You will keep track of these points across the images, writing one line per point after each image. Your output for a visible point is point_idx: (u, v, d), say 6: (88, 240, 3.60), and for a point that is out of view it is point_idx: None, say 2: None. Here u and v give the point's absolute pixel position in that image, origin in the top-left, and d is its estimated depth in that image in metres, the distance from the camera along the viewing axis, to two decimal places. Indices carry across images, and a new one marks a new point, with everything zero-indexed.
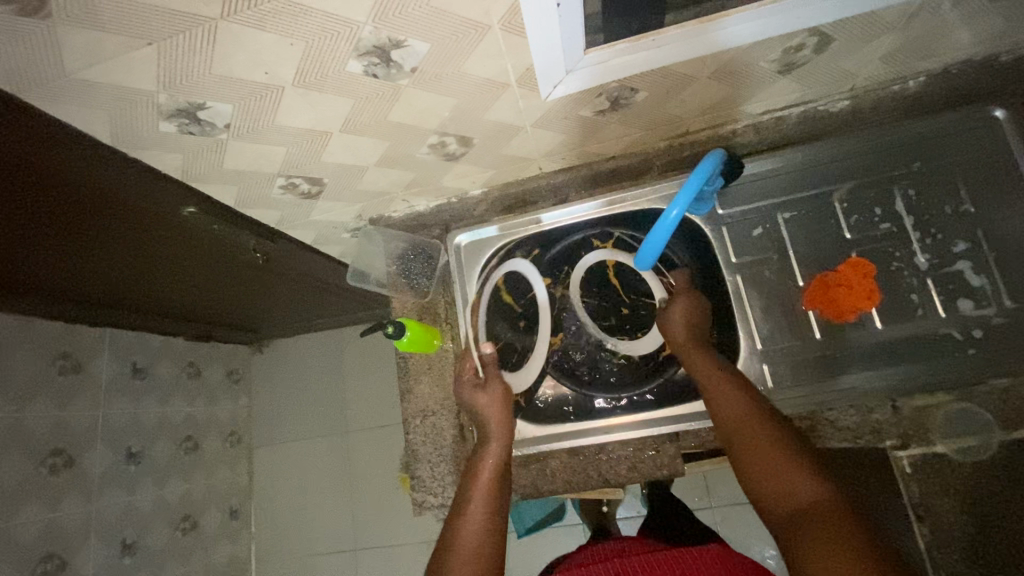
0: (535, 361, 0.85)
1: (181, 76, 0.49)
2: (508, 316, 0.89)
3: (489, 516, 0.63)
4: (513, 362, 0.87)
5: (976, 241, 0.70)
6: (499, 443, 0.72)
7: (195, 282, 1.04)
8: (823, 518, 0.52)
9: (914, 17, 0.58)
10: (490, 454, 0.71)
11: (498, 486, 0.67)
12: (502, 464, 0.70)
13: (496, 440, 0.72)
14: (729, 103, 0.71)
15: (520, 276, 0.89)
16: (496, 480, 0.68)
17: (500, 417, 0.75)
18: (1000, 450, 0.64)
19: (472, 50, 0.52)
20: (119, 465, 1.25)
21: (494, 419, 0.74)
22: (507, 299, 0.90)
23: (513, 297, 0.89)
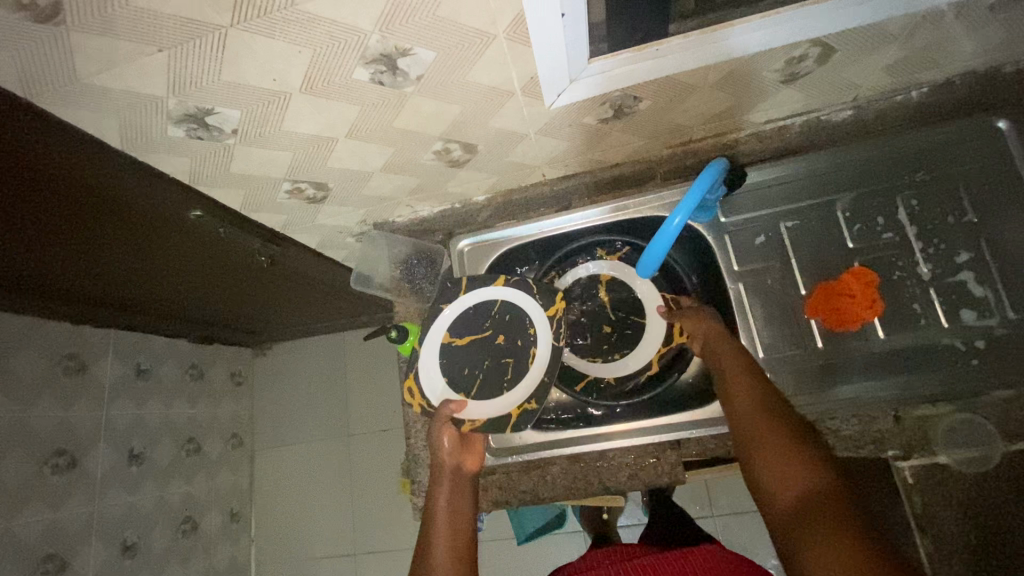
0: (533, 353, 0.79)
1: (190, 82, 0.49)
2: (474, 355, 0.80)
3: (456, 560, 0.61)
4: (508, 378, 0.78)
5: (979, 252, 0.70)
6: (455, 485, 0.70)
7: (200, 285, 1.04)
8: (817, 509, 0.50)
9: (916, 29, 0.59)
10: (445, 495, 0.68)
11: (461, 525, 0.65)
12: (461, 506, 0.68)
13: (449, 483, 0.70)
14: (732, 112, 0.71)
15: (461, 315, 0.82)
16: (457, 519, 0.66)
17: (450, 459, 0.72)
18: (1004, 461, 0.65)
19: (477, 59, 0.52)
20: (121, 466, 1.26)
21: (445, 460, 0.72)
22: (463, 344, 0.81)
23: (472, 334, 0.81)
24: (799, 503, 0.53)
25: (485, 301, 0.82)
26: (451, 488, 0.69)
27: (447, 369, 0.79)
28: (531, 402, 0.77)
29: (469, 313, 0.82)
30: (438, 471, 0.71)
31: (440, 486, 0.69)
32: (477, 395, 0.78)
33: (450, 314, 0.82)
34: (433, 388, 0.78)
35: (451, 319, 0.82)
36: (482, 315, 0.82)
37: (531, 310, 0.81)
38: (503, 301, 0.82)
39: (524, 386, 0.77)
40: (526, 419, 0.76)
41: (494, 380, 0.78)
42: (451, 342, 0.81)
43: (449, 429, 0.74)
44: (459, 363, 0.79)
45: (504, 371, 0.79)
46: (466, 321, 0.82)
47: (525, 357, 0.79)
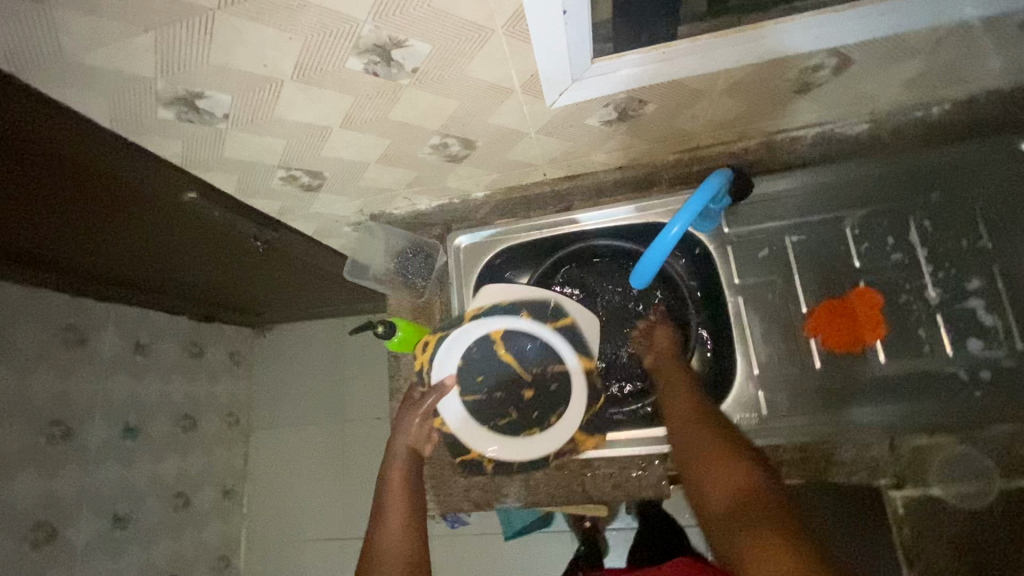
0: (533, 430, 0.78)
1: (179, 65, 0.48)
2: (504, 376, 0.82)
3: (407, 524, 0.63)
4: (501, 425, 0.80)
5: (991, 279, 0.67)
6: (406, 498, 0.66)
7: (196, 263, 1.04)
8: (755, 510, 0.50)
9: (940, 43, 0.56)
10: (398, 467, 0.70)
11: (412, 498, 0.67)
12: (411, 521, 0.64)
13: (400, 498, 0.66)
14: (743, 119, 0.69)
15: (527, 339, 0.82)
16: (409, 493, 0.67)
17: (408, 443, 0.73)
18: (1000, 497, 0.62)
19: (474, 54, 0.50)
20: (116, 439, 1.27)
21: (394, 473, 0.69)
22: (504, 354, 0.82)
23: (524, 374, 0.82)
24: (731, 506, 0.53)
25: (559, 358, 0.81)
26: (403, 474, 0.69)
27: (482, 361, 0.81)
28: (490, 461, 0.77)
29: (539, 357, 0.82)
30: (391, 452, 0.72)
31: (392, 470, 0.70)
32: (469, 405, 0.80)
33: (521, 329, 0.82)
34: (448, 363, 0.80)
35: (525, 340, 0.82)
36: (536, 356, 0.82)
37: (555, 438, 0.76)
38: (558, 375, 0.81)
39: (512, 450, 0.77)
40: (474, 464, 0.78)
41: (497, 412, 0.81)
42: (494, 346, 0.82)
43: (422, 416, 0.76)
44: (485, 366, 0.81)
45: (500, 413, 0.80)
46: (528, 351, 0.82)
47: (528, 430, 0.79)
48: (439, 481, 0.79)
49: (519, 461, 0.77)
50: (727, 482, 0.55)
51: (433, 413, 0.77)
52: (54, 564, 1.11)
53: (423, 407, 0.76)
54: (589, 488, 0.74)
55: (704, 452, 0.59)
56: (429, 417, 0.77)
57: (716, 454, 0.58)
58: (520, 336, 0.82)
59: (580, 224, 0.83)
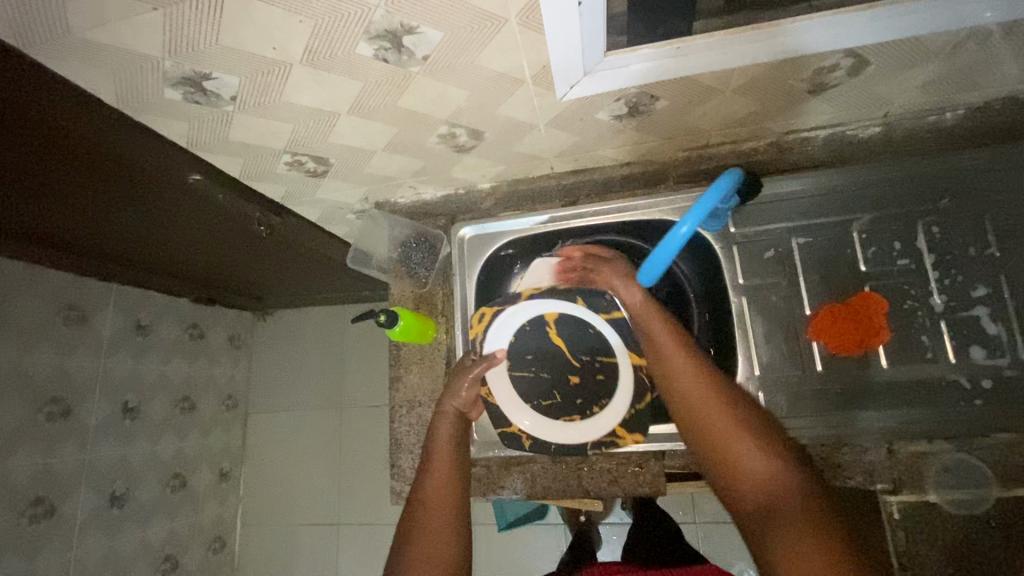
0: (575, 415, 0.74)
1: (187, 45, 0.47)
2: (554, 356, 0.77)
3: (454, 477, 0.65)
4: (545, 406, 0.75)
5: (997, 287, 0.67)
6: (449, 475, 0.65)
7: (198, 245, 1.03)
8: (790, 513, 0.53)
9: (959, 47, 0.55)
10: (450, 422, 0.72)
11: (461, 453, 0.68)
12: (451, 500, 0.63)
13: (444, 473, 0.65)
14: (754, 118, 0.68)
15: (581, 324, 0.76)
16: (459, 447, 0.69)
17: (459, 406, 0.74)
18: (996, 504, 0.64)
19: (486, 43, 0.50)
20: (115, 418, 1.27)
21: (442, 434, 0.70)
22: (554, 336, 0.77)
23: (573, 356, 0.76)
24: (759, 506, 0.55)
25: (610, 346, 0.75)
26: (454, 429, 0.71)
27: (533, 341, 0.77)
28: (526, 439, 0.75)
29: (591, 340, 0.76)
30: (443, 408, 0.73)
31: (443, 424, 0.72)
32: (516, 381, 0.76)
33: (577, 314, 0.77)
34: (501, 336, 0.77)
35: (576, 324, 0.77)
36: (587, 342, 0.76)
37: (595, 427, 0.73)
38: (608, 365, 0.75)
39: (552, 432, 0.74)
40: (512, 440, 0.75)
41: (543, 393, 0.76)
42: (546, 326, 0.77)
43: (470, 384, 0.75)
44: (536, 347, 0.77)
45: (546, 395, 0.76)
46: (582, 336, 0.76)
47: (569, 415, 0.74)
48: None
49: (555, 444, 0.74)
50: (755, 476, 0.56)
51: (479, 383, 0.76)
52: (51, 539, 1.12)
53: (472, 373, 0.75)
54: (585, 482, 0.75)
55: (725, 440, 0.58)
56: (475, 383, 0.75)
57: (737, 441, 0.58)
58: (568, 318, 0.77)
59: (636, 202, 0.80)
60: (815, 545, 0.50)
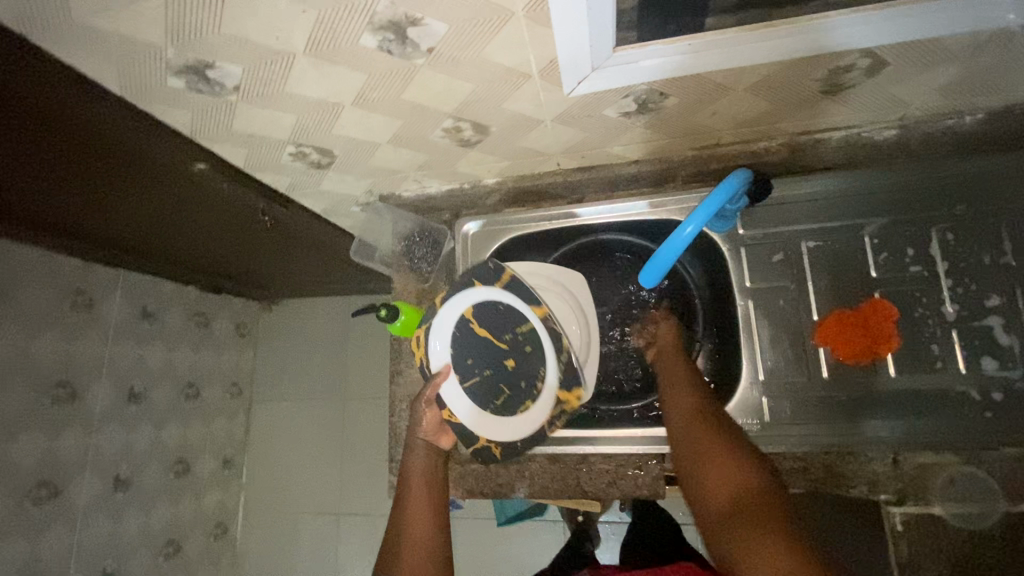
0: (523, 395, 0.76)
1: (189, 33, 0.47)
2: (485, 353, 0.77)
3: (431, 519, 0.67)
4: (498, 404, 0.76)
5: (1011, 297, 0.65)
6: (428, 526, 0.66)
7: (204, 234, 1.03)
8: (750, 508, 0.53)
9: (982, 49, 0.53)
10: (421, 459, 0.73)
11: (437, 492, 0.70)
12: (433, 553, 0.64)
13: (426, 523, 0.66)
14: (766, 118, 0.66)
15: (496, 306, 0.77)
16: (433, 486, 0.70)
17: (425, 436, 0.74)
18: (1002, 520, 0.62)
19: (492, 36, 0.49)
20: (120, 404, 1.28)
21: (415, 472, 0.71)
22: (481, 332, 0.77)
23: (497, 343, 0.77)
24: (726, 504, 0.55)
25: (522, 318, 0.77)
26: (426, 465, 0.72)
27: (463, 344, 0.77)
28: (497, 446, 0.75)
29: (512, 326, 0.77)
30: (413, 443, 0.74)
31: (415, 459, 0.73)
32: (467, 391, 0.76)
33: (491, 299, 0.77)
34: (438, 352, 0.77)
35: (491, 308, 0.77)
36: (507, 322, 0.77)
37: (546, 396, 0.75)
38: (530, 337, 0.76)
39: (514, 427, 0.75)
40: (485, 451, 0.75)
41: (491, 391, 0.76)
42: (470, 324, 0.77)
43: (431, 408, 0.76)
44: (466, 349, 0.77)
45: (492, 395, 0.76)
46: (499, 319, 0.77)
47: (520, 399, 0.76)
48: None
49: (523, 436, 0.75)
50: (723, 477, 0.57)
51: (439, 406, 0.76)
52: (55, 522, 1.13)
53: (425, 398, 0.75)
54: (583, 482, 0.74)
55: (704, 443, 0.60)
56: (433, 407, 0.76)
57: (714, 444, 0.60)
58: (494, 305, 0.77)
59: (578, 216, 0.83)
60: (764, 540, 0.50)
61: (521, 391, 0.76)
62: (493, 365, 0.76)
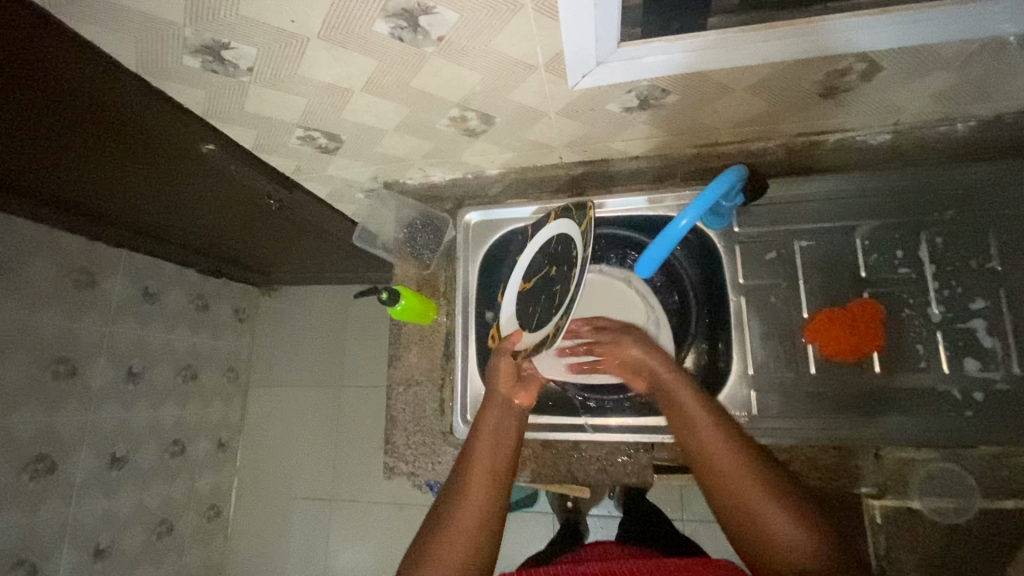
0: (572, 271, 0.67)
1: (208, 13, 0.48)
2: (532, 294, 0.74)
3: (491, 486, 0.59)
4: (557, 299, 0.68)
5: (995, 301, 0.67)
6: (488, 484, 0.60)
7: (208, 216, 1.05)
8: None
9: (974, 57, 0.55)
10: (494, 414, 0.68)
11: (506, 455, 0.64)
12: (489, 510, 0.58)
13: (483, 480, 0.60)
14: (764, 119, 0.68)
15: (532, 253, 0.78)
16: (504, 448, 0.64)
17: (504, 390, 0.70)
18: (977, 515, 0.64)
19: (501, 27, 0.50)
20: (118, 382, 1.30)
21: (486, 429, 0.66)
22: (528, 283, 0.76)
23: (536, 275, 0.75)
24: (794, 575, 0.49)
25: (548, 236, 0.76)
26: (499, 420, 0.67)
27: (522, 300, 0.76)
28: (564, 319, 0.64)
29: (544, 253, 0.75)
30: (489, 399, 0.69)
31: (488, 414, 0.68)
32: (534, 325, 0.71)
33: (529, 253, 0.79)
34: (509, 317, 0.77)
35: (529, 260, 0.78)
36: (544, 250, 0.76)
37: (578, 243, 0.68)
38: (559, 241, 0.73)
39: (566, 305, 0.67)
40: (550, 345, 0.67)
41: (548, 300, 0.70)
42: (520, 283, 0.77)
43: (508, 362, 0.72)
44: (525, 302, 0.75)
45: (551, 300, 0.69)
46: (536, 259, 0.77)
47: (567, 279, 0.67)
48: (429, 449, 0.81)
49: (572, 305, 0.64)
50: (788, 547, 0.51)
51: (510, 354, 0.72)
52: (51, 495, 1.15)
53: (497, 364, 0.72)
54: (574, 469, 0.76)
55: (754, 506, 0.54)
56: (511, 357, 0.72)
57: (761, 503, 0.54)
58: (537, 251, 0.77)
59: (604, 208, 0.83)
60: None
61: (565, 271, 0.69)
62: (536, 290, 0.74)
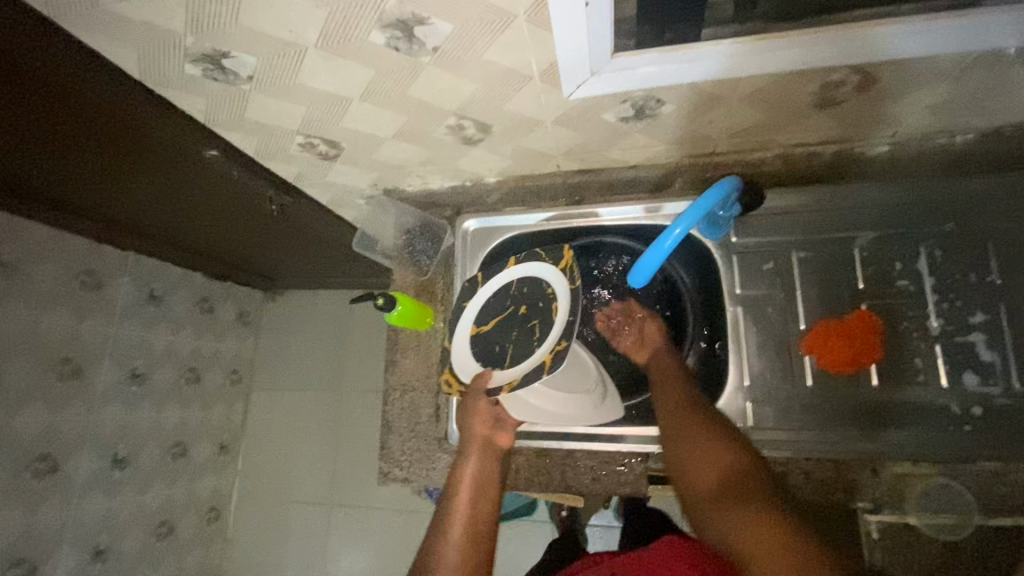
0: (555, 307, 0.69)
1: (209, 23, 0.50)
2: (498, 336, 0.72)
3: (474, 538, 0.65)
4: (539, 332, 0.68)
5: (995, 315, 0.67)
6: (468, 554, 0.64)
7: (212, 220, 1.06)
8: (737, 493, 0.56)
9: (969, 70, 0.55)
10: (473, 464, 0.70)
11: (485, 503, 0.68)
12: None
13: (461, 548, 0.64)
14: (761, 129, 0.68)
15: (487, 299, 0.76)
16: (484, 495, 0.68)
17: (483, 435, 0.71)
18: (975, 532, 0.63)
19: (495, 38, 0.51)
20: (122, 383, 1.31)
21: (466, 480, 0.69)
22: (489, 325, 0.74)
23: (496, 317, 0.74)
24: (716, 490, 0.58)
25: (507, 280, 0.75)
26: (477, 467, 0.70)
27: (482, 343, 0.73)
28: (558, 342, 0.65)
29: (505, 296, 0.75)
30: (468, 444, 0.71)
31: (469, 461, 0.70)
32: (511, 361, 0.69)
33: (482, 300, 0.76)
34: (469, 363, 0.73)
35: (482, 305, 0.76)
36: (503, 294, 0.75)
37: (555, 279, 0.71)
38: (525, 283, 0.74)
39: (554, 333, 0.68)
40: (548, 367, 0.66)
41: (524, 336, 0.69)
42: (478, 328, 0.74)
43: (482, 404, 0.70)
44: (487, 346, 0.72)
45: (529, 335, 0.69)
46: (493, 304, 0.75)
47: (547, 313, 0.69)
48: (424, 455, 0.81)
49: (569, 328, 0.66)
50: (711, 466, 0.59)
51: (486, 393, 0.70)
52: (52, 495, 1.16)
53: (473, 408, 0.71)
54: (568, 478, 0.75)
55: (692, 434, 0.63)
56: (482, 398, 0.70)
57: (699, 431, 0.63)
58: (498, 293, 0.75)
59: (600, 217, 0.84)
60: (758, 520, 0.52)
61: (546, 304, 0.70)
62: (501, 333, 0.72)
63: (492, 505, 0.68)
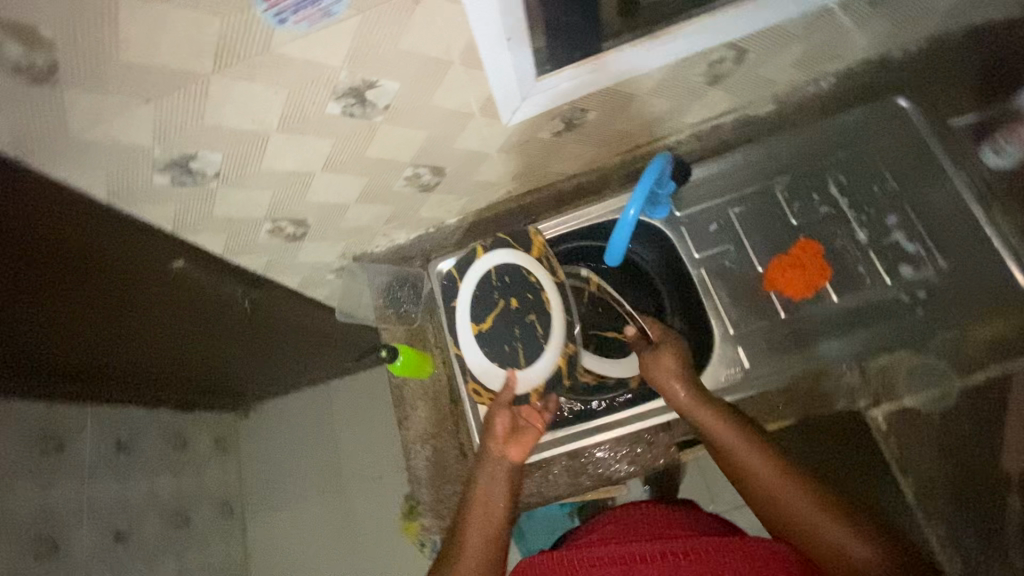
0: (544, 295, 0.78)
1: (175, 131, 0.54)
2: (500, 332, 0.78)
3: (492, 536, 0.66)
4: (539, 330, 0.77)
5: (905, 213, 0.78)
6: (485, 550, 0.65)
7: (178, 343, 1.04)
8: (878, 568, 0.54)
9: (812, 27, 0.68)
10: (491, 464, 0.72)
11: (504, 499, 0.69)
12: None
13: (479, 544, 0.65)
14: (671, 115, 0.79)
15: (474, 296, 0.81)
16: (503, 490, 0.70)
17: (503, 433, 0.73)
18: (963, 394, 0.69)
19: (436, 85, 0.58)
20: (106, 547, 1.20)
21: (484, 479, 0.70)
22: (490, 323, 0.79)
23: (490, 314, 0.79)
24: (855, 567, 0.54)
25: (488, 273, 0.81)
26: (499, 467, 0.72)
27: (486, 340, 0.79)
28: (569, 344, 0.78)
29: (487, 289, 0.81)
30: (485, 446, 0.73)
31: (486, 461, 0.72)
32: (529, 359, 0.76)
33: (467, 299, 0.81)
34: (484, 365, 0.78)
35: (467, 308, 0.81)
36: (488, 290, 0.81)
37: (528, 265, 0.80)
38: (503, 270, 0.81)
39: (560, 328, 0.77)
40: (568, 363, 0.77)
41: (529, 330, 0.77)
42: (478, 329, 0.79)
43: (505, 413, 0.75)
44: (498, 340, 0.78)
45: (531, 328, 0.77)
46: (483, 301, 0.80)
47: (541, 304, 0.78)
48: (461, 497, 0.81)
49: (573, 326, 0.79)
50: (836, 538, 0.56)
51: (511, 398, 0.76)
52: None
53: (496, 415, 0.74)
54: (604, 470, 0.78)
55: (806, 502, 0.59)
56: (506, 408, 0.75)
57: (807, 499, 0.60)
58: (486, 290, 0.81)
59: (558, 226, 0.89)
60: None
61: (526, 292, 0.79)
62: (501, 327, 0.78)
63: (506, 507, 0.69)
